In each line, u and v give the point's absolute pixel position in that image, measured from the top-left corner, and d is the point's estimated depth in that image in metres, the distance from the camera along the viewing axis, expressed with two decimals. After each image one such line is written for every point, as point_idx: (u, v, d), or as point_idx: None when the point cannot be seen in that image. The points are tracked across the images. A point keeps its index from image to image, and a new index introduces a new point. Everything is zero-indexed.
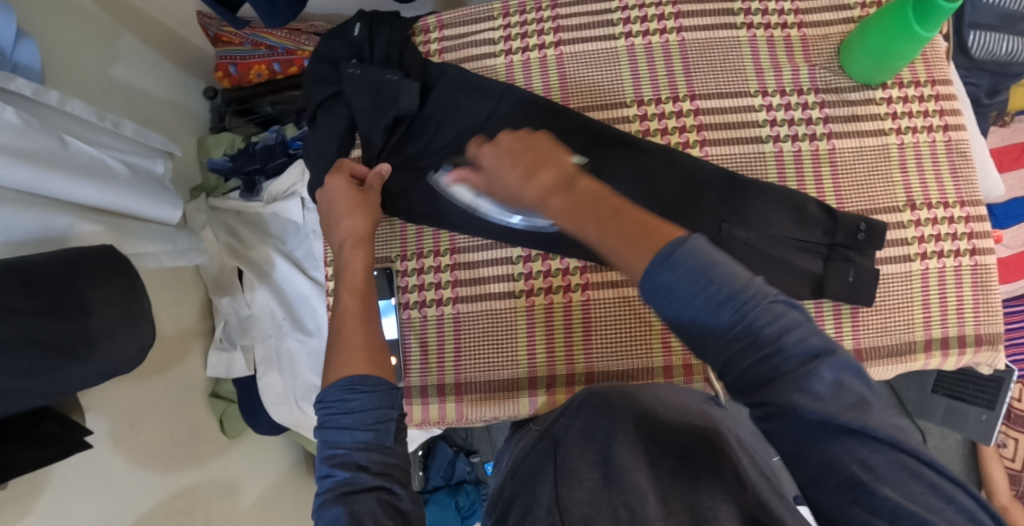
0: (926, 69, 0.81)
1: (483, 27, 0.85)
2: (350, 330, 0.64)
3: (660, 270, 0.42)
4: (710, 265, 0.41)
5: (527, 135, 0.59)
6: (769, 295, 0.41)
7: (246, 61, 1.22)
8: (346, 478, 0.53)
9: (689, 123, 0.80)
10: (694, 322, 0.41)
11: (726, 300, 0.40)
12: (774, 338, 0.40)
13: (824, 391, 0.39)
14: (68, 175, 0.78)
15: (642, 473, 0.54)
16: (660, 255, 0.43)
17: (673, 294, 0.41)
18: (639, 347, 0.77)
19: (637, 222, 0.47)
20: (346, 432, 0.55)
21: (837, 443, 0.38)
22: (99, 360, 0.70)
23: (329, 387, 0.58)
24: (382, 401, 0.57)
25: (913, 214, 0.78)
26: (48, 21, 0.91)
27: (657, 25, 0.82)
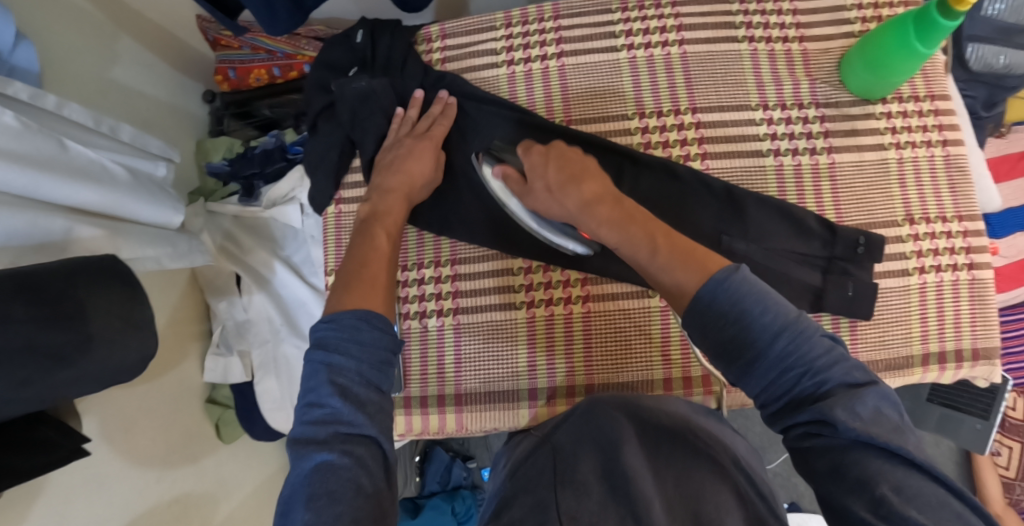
0: (925, 84, 0.81)
1: (485, 37, 0.85)
2: (374, 269, 0.66)
3: (720, 291, 0.50)
4: (766, 295, 0.49)
5: (571, 151, 0.72)
6: (818, 330, 0.48)
7: (246, 64, 1.22)
8: (340, 413, 0.51)
9: (690, 136, 0.80)
10: (751, 342, 0.48)
11: (779, 328, 0.48)
12: (823, 366, 0.46)
13: (870, 416, 0.44)
14: (68, 179, 0.77)
15: (643, 482, 0.54)
16: (716, 280, 0.51)
17: (732, 314, 0.49)
18: (639, 360, 0.77)
19: (685, 249, 0.58)
20: (351, 361, 0.54)
21: (874, 462, 0.43)
22: (99, 367, 0.70)
23: (344, 312, 0.57)
24: (389, 342, 0.57)
25: (911, 229, 0.79)
26: (47, 23, 0.90)
27: (659, 37, 0.82)
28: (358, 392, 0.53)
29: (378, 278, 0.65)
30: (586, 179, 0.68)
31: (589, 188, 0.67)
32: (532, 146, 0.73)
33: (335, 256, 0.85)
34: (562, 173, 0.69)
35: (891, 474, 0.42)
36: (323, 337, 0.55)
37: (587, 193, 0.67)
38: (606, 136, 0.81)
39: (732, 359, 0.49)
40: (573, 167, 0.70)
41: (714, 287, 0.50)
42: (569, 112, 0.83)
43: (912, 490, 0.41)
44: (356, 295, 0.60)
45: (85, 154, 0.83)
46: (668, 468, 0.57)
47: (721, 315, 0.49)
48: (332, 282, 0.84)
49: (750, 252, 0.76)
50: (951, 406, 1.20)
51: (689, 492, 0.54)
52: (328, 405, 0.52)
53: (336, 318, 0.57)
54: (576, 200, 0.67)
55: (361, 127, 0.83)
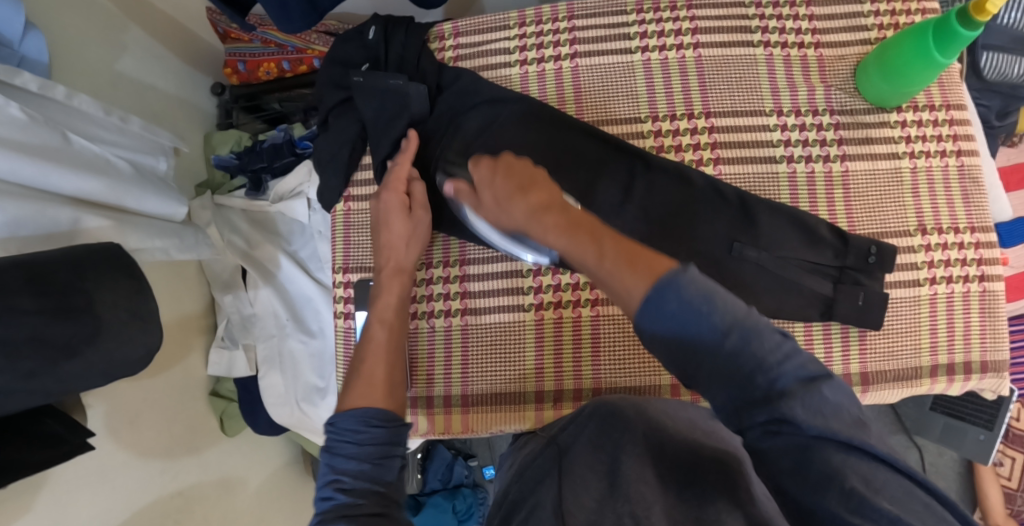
0: (941, 93, 0.80)
1: (500, 36, 0.85)
2: (374, 365, 0.68)
3: (664, 296, 0.46)
4: (712, 293, 0.46)
5: (518, 161, 0.66)
6: (771, 326, 0.46)
7: (256, 58, 1.20)
8: (343, 502, 0.55)
9: (703, 141, 0.80)
10: (701, 345, 0.46)
11: (728, 329, 0.45)
12: (776, 363, 0.45)
13: (823, 408, 0.44)
14: (74, 170, 0.77)
15: (649, 486, 0.52)
16: (663, 283, 0.46)
17: (678, 318, 0.46)
18: (646, 366, 0.76)
19: (635, 251, 0.52)
20: (352, 461, 0.59)
21: (838, 455, 0.43)
22: (106, 360, 0.70)
23: (343, 414, 0.61)
24: (387, 436, 0.61)
25: (924, 239, 0.78)
26: (56, 14, 0.90)
27: (674, 40, 0.81)
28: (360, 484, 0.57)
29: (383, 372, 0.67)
30: (533, 188, 0.62)
31: (535, 196, 0.61)
32: (480, 159, 0.67)
33: (343, 254, 0.84)
34: (509, 184, 0.63)
35: (863, 470, 0.42)
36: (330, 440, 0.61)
37: (532, 204, 0.61)
38: (618, 138, 0.80)
39: (682, 358, 0.47)
40: (518, 176, 0.64)
41: (663, 289, 0.46)
42: (581, 113, 0.82)
43: (878, 481, 0.42)
44: (355, 394, 0.64)
45: (88, 147, 0.83)
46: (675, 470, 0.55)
47: (668, 316, 0.46)
48: (339, 280, 0.83)
49: (761, 260, 0.76)
50: (954, 415, 1.21)
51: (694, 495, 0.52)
52: (336, 498, 0.56)
53: (337, 420, 0.61)
54: (523, 210, 0.61)
55: (373, 127, 0.82)
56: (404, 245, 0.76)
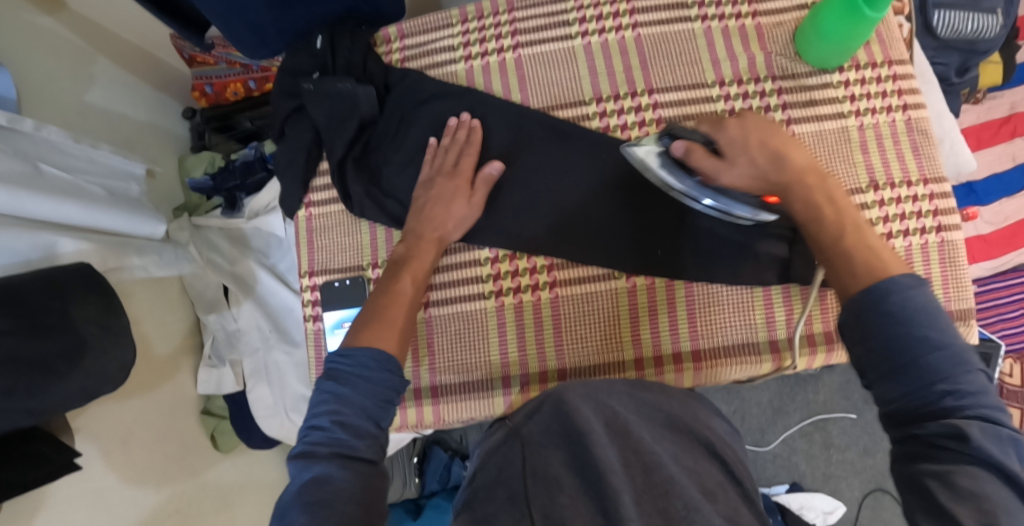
0: (881, 50, 0.81)
1: (443, 35, 0.86)
2: (396, 310, 0.69)
3: (905, 293, 0.49)
4: (938, 313, 0.48)
5: (766, 122, 0.66)
6: (977, 364, 0.47)
7: (222, 80, 1.26)
8: (340, 438, 0.54)
9: (649, 117, 0.80)
10: (908, 347, 0.47)
11: (943, 346, 0.47)
12: (970, 390, 0.45)
13: (1001, 447, 0.43)
14: (49, 196, 0.80)
15: (619, 477, 0.54)
16: (893, 284, 0.50)
17: (898, 316, 0.48)
18: (609, 342, 0.77)
19: (870, 255, 0.55)
20: (357, 395, 0.57)
21: (989, 482, 0.42)
22: (83, 374, 0.72)
23: (359, 348, 0.61)
24: (396, 382, 0.60)
25: (876, 195, 0.78)
26: (22, 53, 0.94)
27: (613, 22, 0.83)
28: (361, 419, 0.56)
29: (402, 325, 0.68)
30: (790, 150, 0.64)
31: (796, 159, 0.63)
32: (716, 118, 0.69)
33: (308, 259, 0.86)
34: (767, 149, 0.64)
35: (998, 498, 0.41)
36: (337, 370, 0.59)
37: (797, 164, 0.63)
38: (568, 123, 0.81)
39: (885, 356, 0.48)
40: (774, 141, 0.64)
41: (889, 286, 0.50)
42: (527, 100, 0.83)
43: (1014, 510, 0.41)
44: (379, 334, 0.64)
45: (60, 176, 0.86)
46: (638, 458, 0.57)
47: (890, 312, 0.49)
48: (305, 283, 0.85)
49: (714, 227, 0.76)
50: None
51: (661, 486, 0.54)
52: (330, 431, 0.54)
53: (350, 352, 0.60)
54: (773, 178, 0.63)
55: (325, 131, 0.84)
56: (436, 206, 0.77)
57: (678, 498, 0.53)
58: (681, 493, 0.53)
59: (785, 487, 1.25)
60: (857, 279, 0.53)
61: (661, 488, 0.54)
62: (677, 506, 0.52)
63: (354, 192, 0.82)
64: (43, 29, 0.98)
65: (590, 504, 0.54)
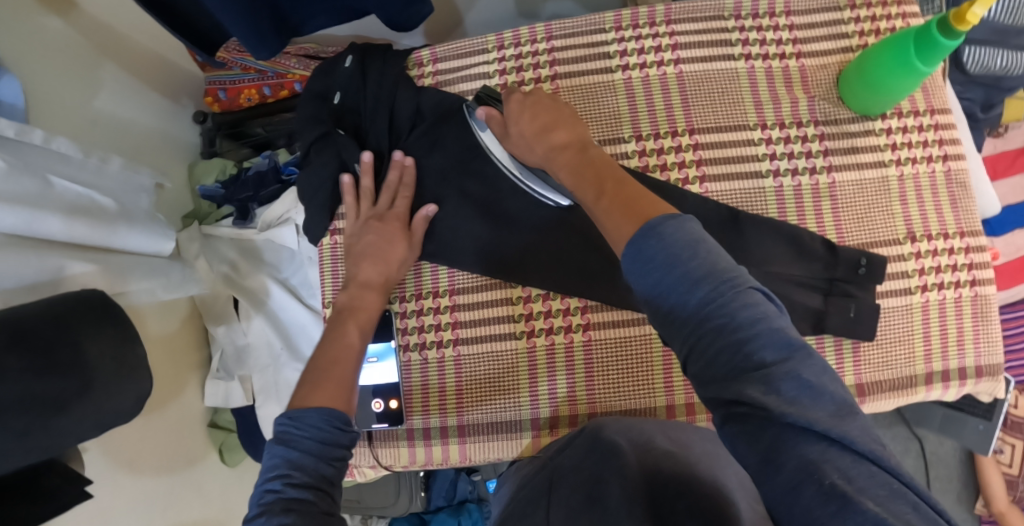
0: (925, 98, 0.80)
1: (478, 60, 0.84)
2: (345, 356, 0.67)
3: (650, 238, 0.48)
4: (697, 243, 0.46)
5: (548, 99, 0.74)
6: (747, 281, 0.45)
7: (236, 85, 1.20)
8: (298, 495, 0.52)
9: (689, 158, 0.79)
10: (673, 288, 0.45)
11: (704, 277, 0.45)
12: (750, 324, 0.43)
13: (801, 393, 0.42)
14: (57, 218, 0.77)
15: None
16: (648, 228, 0.49)
17: (657, 259, 0.46)
18: (641, 388, 0.76)
19: (627, 194, 0.56)
20: (307, 460, 0.55)
21: (813, 448, 0.40)
22: (95, 407, 0.70)
23: (307, 410, 0.58)
24: (345, 443, 0.58)
25: (914, 247, 0.78)
26: (30, 56, 0.89)
27: (654, 57, 0.81)
28: (315, 483, 0.54)
29: (344, 376, 0.64)
30: (556, 128, 0.70)
31: (558, 136, 0.69)
32: (513, 94, 0.75)
33: (332, 289, 0.84)
34: (537, 122, 0.71)
35: (840, 462, 0.40)
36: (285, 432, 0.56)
37: (554, 141, 0.69)
38: None
39: (664, 305, 0.46)
40: (543, 118, 0.71)
41: (650, 227, 0.48)
42: None
43: (855, 476, 0.39)
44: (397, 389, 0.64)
45: (71, 189, 0.83)
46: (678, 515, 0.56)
47: (648, 256, 0.47)
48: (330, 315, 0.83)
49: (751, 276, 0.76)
50: (953, 407, 1.25)
51: None
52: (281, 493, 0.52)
53: (298, 415, 0.58)
54: (544, 148, 0.70)
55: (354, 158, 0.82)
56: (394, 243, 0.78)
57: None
58: None
59: None
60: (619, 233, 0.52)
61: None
62: None
63: None
64: (52, 30, 0.93)
65: None
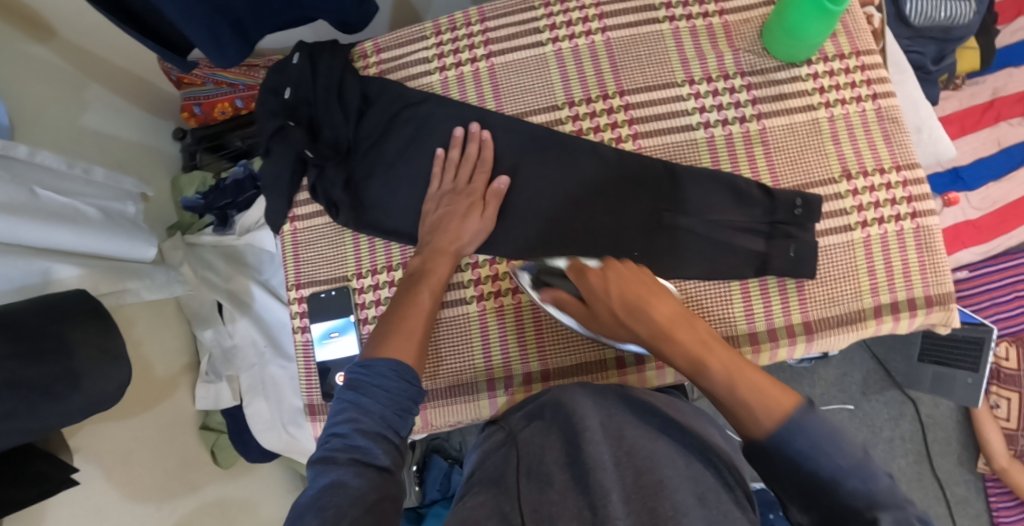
0: (849, 41, 0.82)
1: (418, 47, 0.88)
2: (413, 322, 0.72)
3: (795, 434, 0.52)
4: (839, 433, 0.51)
5: (630, 269, 0.70)
6: (882, 470, 0.49)
7: (210, 99, 1.27)
8: (358, 446, 0.58)
9: (621, 119, 0.82)
10: (822, 479, 0.50)
11: (852, 471, 0.49)
12: (883, 496, 0.47)
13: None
14: (45, 224, 0.82)
15: (608, 474, 0.54)
16: (789, 429, 0.53)
17: (807, 456, 0.51)
18: (590, 342, 0.78)
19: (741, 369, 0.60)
20: (376, 407, 0.61)
21: None
22: (86, 396, 0.73)
23: (377, 360, 0.65)
24: (413, 392, 0.64)
25: (849, 184, 0.79)
26: (17, 83, 0.96)
27: (582, 28, 0.84)
28: (374, 435, 0.59)
29: (413, 331, 0.71)
30: (654, 299, 0.67)
31: (663, 307, 0.67)
32: (582, 268, 0.71)
33: (295, 271, 0.87)
34: (629, 299, 0.67)
35: None
36: (358, 380, 0.63)
37: (660, 313, 0.66)
38: (458, 101, 0.85)
39: (789, 483, 0.51)
40: (634, 290, 0.68)
41: (791, 431, 0.52)
42: (501, 108, 0.85)
43: None
44: (390, 344, 0.68)
45: (56, 200, 0.88)
46: (630, 460, 0.57)
47: (796, 454, 0.51)
48: (293, 296, 0.86)
49: (690, 226, 0.78)
50: (942, 363, 1.23)
51: (650, 488, 0.53)
52: (349, 438, 0.58)
53: (370, 364, 0.65)
54: (654, 325, 0.66)
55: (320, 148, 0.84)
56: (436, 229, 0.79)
57: (666, 500, 0.52)
58: (669, 493, 0.53)
59: None
60: (762, 424, 0.55)
61: (651, 489, 0.53)
62: (666, 505, 0.52)
63: (341, 202, 0.84)
64: (34, 56, 1.00)
65: (578, 497, 0.54)
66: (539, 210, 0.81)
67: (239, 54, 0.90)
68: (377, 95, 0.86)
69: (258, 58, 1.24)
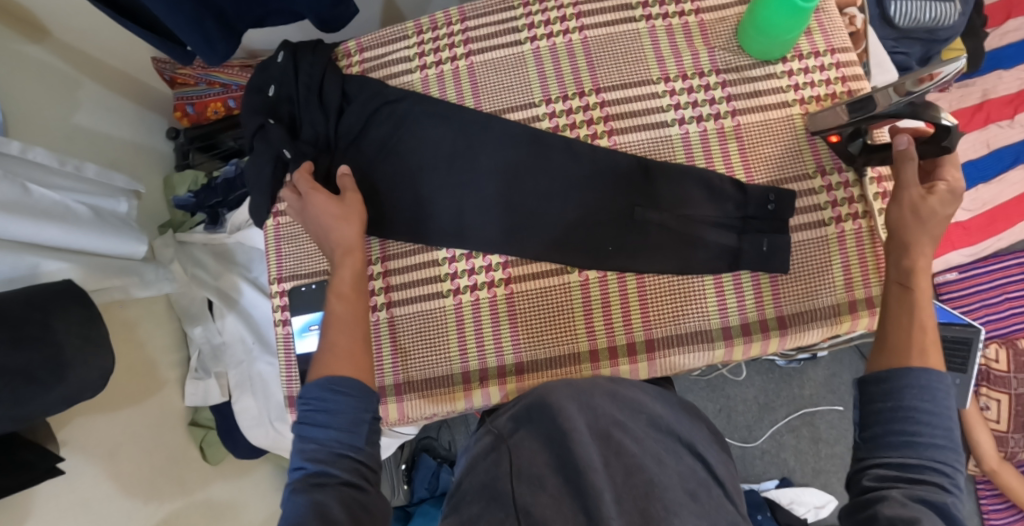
0: (824, 39, 0.83)
1: (399, 46, 0.90)
2: (338, 334, 0.69)
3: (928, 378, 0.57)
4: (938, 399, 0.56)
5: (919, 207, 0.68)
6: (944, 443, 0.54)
7: (202, 100, 1.28)
8: (315, 472, 0.58)
9: (596, 116, 0.83)
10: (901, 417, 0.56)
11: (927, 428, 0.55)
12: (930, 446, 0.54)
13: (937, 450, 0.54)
14: (33, 219, 0.83)
15: (599, 474, 0.55)
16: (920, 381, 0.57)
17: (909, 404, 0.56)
18: (564, 336, 0.79)
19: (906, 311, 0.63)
20: (323, 430, 0.60)
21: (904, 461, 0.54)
22: (67, 387, 0.73)
23: (311, 385, 0.63)
24: (358, 401, 0.62)
25: (824, 180, 0.79)
26: (10, 83, 0.98)
27: (560, 26, 0.85)
28: (330, 457, 0.59)
29: (348, 342, 0.69)
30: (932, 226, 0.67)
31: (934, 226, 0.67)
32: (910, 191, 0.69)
33: (277, 265, 0.88)
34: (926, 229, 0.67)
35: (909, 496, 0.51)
36: (301, 411, 0.63)
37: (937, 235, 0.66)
38: (438, 99, 0.86)
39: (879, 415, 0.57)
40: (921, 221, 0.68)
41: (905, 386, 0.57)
42: (479, 106, 0.85)
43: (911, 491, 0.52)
44: (323, 364, 0.67)
45: (47, 196, 0.89)
46: (620, 459, 0.58)
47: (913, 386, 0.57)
48: (276, 290, 0.88)
49: (663, 221, 0.78)
50: None
51: (641, 488, 0.56)
52: (306, 469, 0.58)
53: (307, 390, 0.64)
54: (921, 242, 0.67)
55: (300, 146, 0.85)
56: (335, 225, 0.76)
57: (657, 500, 0.55)
58: (660, 494, 0.56)
59: (775, 482, 1.30)
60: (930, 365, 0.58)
61: (642, 489, 0.56)
62: (657, 508, 0.54)
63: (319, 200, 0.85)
64: (29, 56, 1.02)
65: (571, 503, 0.55)
66: (515, 206, 0.82)
67: (228, 48, 0.93)
68: (358, 93, 0.87)
69: (250, 59, 1.26)
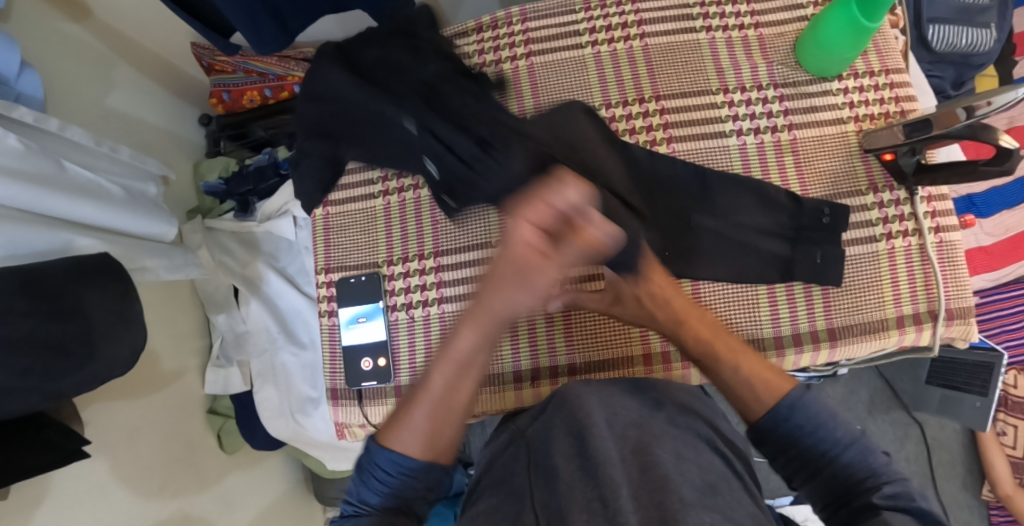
0: (879, 59, 0.84)
1: (460, 42, 0.91)
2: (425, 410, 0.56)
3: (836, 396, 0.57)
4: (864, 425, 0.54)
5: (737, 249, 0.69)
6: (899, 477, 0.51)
7: (239, 87, 1.27)
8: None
9: (655, 122, 0.83)
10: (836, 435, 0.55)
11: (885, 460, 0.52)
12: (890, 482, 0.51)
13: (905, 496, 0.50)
14: (70, 195, 0.79)
15: (617, 468, 0.53)
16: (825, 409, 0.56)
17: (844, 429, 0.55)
18: (617, 339, 0.79)
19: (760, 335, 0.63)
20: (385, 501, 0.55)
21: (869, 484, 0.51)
22: (102, 367, 0.70)
23: (382, 454, 0.55)
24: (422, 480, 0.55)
25: (876, 197, 0.80)
26: (46, 57, 0.96)
27: (621, 32, 0.86)
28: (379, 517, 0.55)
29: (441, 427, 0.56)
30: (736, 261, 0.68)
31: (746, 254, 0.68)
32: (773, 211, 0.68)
33: (324, 256, 0.88)
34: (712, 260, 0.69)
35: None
36: (365, 468, 0.56)
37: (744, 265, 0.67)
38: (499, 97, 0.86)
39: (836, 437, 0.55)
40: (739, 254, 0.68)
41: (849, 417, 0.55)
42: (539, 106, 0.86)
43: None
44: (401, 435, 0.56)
45: (82, 174, 0.85)
46: (637, 457, 0.54)
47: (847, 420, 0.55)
48: (322, 280, 0.87)
49: (718, 228, 0.80)
50: (949, 386, 1.24)
51: (656, 482, 0.51)
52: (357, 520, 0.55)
53: (377, 451, 0.55)
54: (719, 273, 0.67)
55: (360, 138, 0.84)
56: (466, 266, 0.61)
57: (672, 494, 0.50)
58: (675, 488, 0.50)
59: (789, 499, 1.31)
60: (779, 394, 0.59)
61: (658, 484, 0.51)
62: (672, 499, 0.49)
63: None
64: (69, 35, 1.00)
65: (587, 489, 0.52)
66: None
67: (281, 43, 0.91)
68: None
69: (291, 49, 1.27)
